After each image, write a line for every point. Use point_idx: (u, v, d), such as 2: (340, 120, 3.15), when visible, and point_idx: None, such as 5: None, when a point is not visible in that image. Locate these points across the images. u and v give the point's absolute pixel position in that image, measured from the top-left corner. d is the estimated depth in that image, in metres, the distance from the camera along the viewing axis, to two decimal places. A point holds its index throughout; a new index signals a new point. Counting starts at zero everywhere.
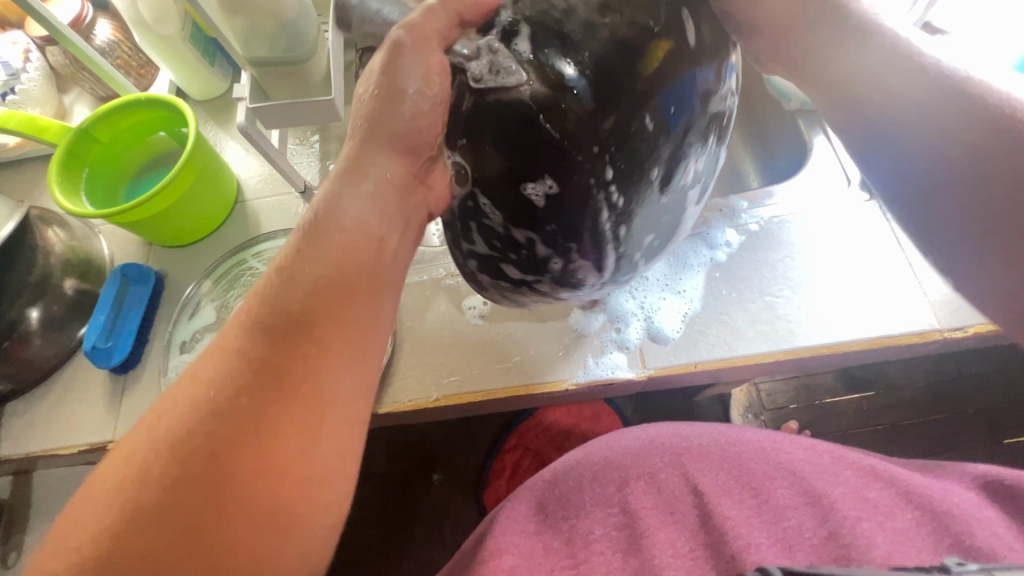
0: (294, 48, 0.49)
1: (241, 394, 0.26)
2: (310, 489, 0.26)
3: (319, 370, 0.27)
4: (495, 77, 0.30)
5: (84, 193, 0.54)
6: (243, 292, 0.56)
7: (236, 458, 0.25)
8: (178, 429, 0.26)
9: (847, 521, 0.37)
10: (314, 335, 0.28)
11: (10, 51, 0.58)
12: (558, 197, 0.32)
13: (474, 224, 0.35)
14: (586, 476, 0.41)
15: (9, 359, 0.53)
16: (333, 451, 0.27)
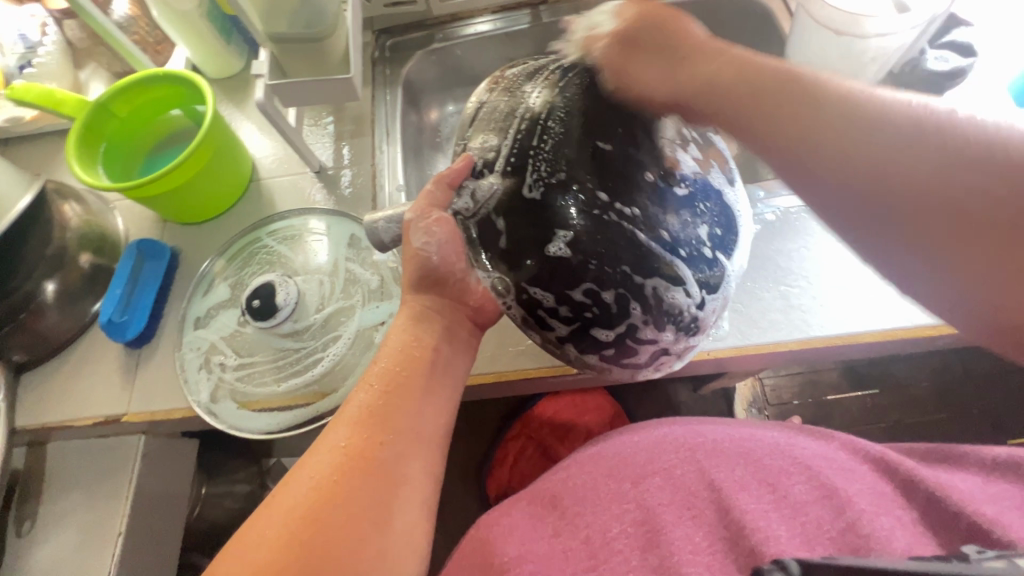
0: (314, 26, 0.49)
1: (367, 416, 0.35)
2: (415, 474, 0.34)
3: (421, 383, 0.37)
4: (482, 204, 0.38)
5: (101, 167, 0.54)
6: (258, 270, 0.56)
7: (366, 466, 0.33)
8: (322, 456, 0.34)
9: (864, 513, 0.37)
10: (410, 362, 0.38)
11: (28, 25, 0.58)
12: (587, 240, 0.35)
13: (543, 311, 0.38)
14: (604, 473, 0.42)
15: (25, 331, 0.53)
16: (433, 436, 0.36)
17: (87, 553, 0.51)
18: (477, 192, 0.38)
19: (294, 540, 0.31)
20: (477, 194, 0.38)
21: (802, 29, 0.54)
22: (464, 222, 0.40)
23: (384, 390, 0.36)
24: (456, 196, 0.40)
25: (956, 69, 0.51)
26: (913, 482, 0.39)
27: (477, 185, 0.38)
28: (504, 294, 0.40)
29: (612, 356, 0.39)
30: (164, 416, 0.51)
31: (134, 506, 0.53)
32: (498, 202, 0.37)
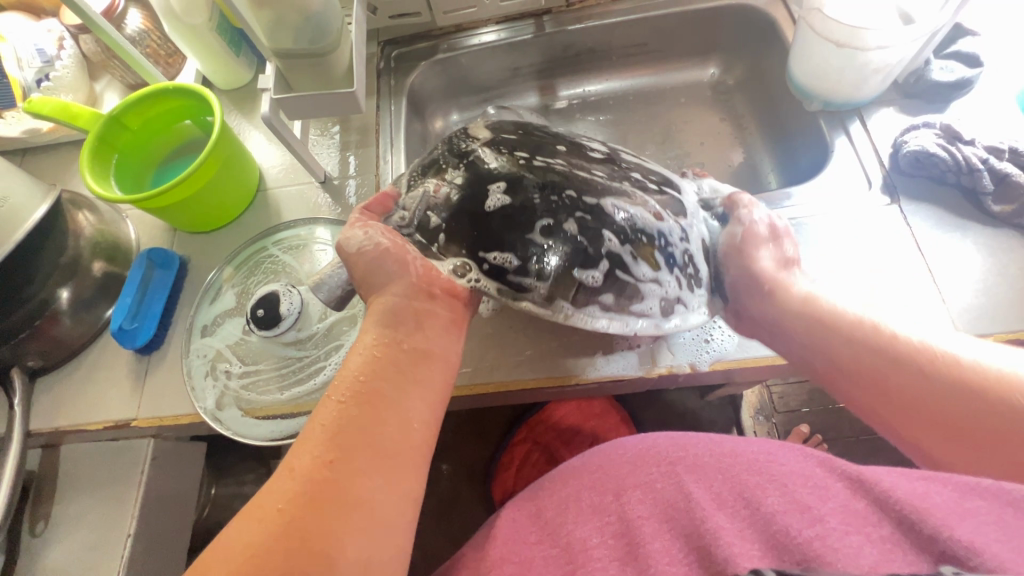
0: (319, 41, 0.50)
1: (335, 420, 0.35)
2: (377, 481, 0.33)
3: (384, 390, 0.37)
4: (420, 204, 0.43)
5: (113, 179, 0.56)
6: (264, 279, 0.57)
7: (324, 472, 0.33)
8: (287, 463, 0.34)
9: (831, 534, 0.35)
10: (378, 369, 0.38)
11: (45, 39, 0.60)
12: (540, 203, 0.40)
13: (529, 273, 0.40)
14: (585, 486, 0.42)
15: (40, 338, 0.54)
16: (399, 446, 0.35)
17: (96, 553, 0.52)
18: (422, 202, 0.42)
19: (248, 555, 0.30)
20: (421, 212, 0.43)
21: (804, 40, 0.54)
22: (413, 236, 0.43)
23: (350, 399, 0.36)
24: (392, 212, 0.45)
25: (962, 79, 0.51)
26: (886, 499, 0.36)
27: (415, 196, 0.43)
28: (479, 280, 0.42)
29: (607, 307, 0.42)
30: (172, 421, 0.52)
31: (143, 507, 0.54)
32: (434, 205, 0.42)
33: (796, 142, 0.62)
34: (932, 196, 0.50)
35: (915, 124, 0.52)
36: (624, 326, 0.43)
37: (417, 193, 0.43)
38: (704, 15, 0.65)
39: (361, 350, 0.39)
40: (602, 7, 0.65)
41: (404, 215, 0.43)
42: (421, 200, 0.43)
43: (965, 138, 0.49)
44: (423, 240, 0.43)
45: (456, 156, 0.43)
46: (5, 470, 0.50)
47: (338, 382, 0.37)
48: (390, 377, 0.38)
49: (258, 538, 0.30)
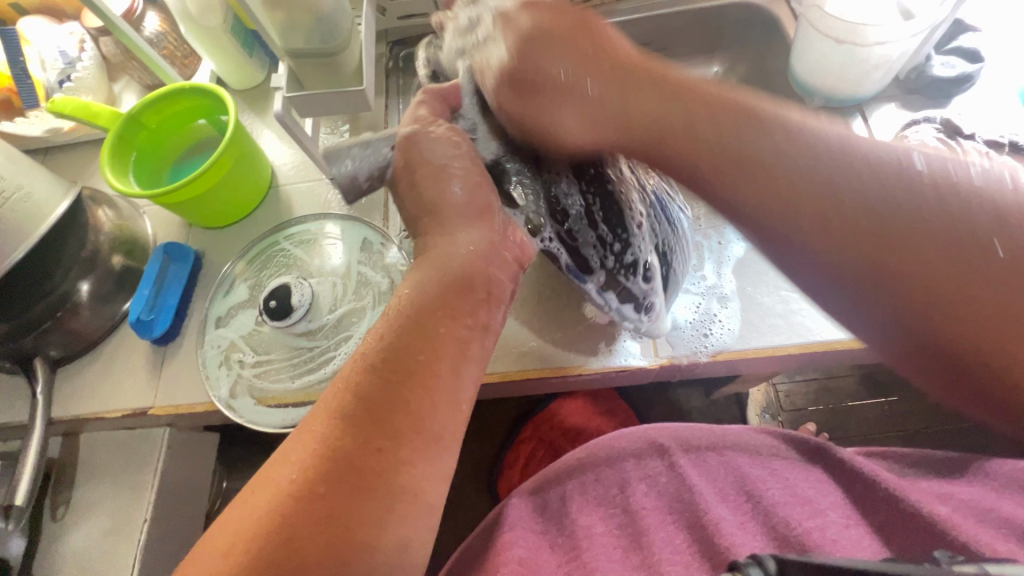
0: (329, 41, 0.51)
1: (382, 395, 0.34)
2: (421, 470, 0.34)
3: (437, 367, 0.36)
4: (482, 121, 0.44)
5: (131, 175, 0.58)
6: (275, 272, 0.59)
7: (370, 454, 0.33)
8: (334, 431, 0.34)
9: (831, 525, 0.40)
10: (428, 345, 0.36)
11: (67, 41, 0.62)
12: (591, 168, 0.43)
13: (574, 218, 0.44)
14: (591, 478, 0.45)
15: (61, 329, 0.57)
16: (443, 434, 0.35)
17: (115, 538, 0.54)
18: (483, 141, 0.44)
19: (293, 522, 0.31)
20: (486, 139, 0.44)
21: (805, 37, 0.55)
22: (483, 153, 0.44)
23: (393, 374, 0.35)
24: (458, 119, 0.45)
25: (962, 75, 0.52)
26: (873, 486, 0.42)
27: (468, 106, 0.44)
28: (531, 222, 0.44)
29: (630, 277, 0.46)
30: (187, 409, 0.54)
31: (158, 493, 0.56)
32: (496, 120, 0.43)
33: None
34: None
35: (916, 118, 0.52)
36: (616, 309, 0.48)
37: (473, 109, 0.44)
38: (707, 13, 0.66)
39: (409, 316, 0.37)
40: (606, 6, 0.66)
41: (475, 139, 0.44)
42: (478, 120, 0.44)
43: (966, 133, 0.49)
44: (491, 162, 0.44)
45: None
46: (28, 454, 0.52)
47: (376, 355, 0.36)
48: (441, 355, 0.36)
49: (308, 512, 0.31)
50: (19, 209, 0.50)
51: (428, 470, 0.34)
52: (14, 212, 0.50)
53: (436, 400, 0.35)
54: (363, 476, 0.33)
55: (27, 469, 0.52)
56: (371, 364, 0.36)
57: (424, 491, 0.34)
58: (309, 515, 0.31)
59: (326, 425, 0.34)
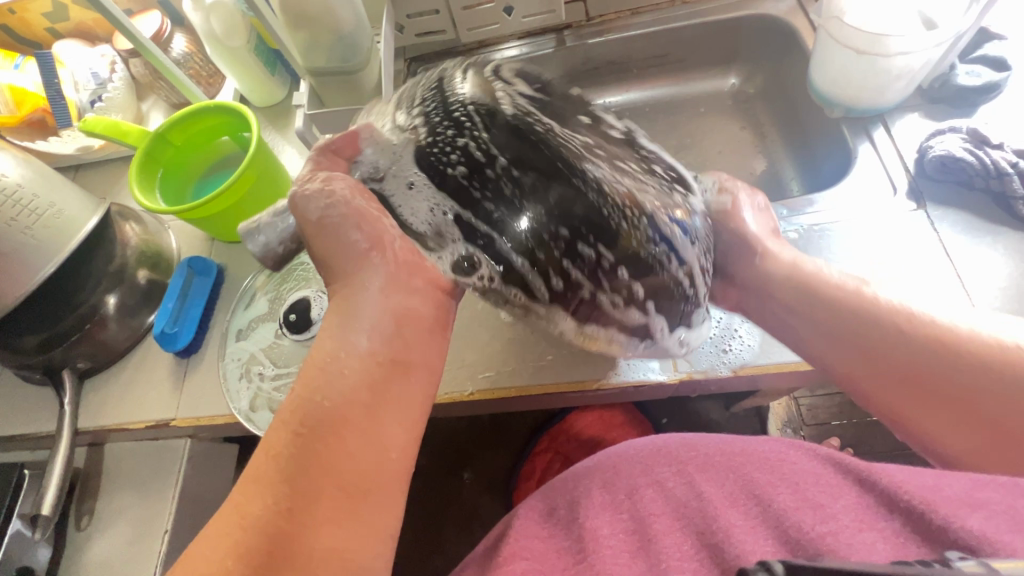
0: (350, 59, 0.52)
1: (302, 447, 0.34)
2: (346, 528, 0.32)
3: (365, 419, 0.35)
4: (393, 160, 0.42)
5: (157, 191, 0.59)
6: (294, 286, 0.60)
7: (289, 516, 0.32)
8: (258, 490, 0.33)
9: (845, 530, 0.37)
10: (343, 395, 0.35)
11: (99, 63, 0.64)
12: (530, 185, 0.39)
13: (502, 244, 0.40)
14: (597, 484, 0.43)
15: (90, 340, 0.58)
16: (370, 484, 0.34)
17: (135, 549, 0.55)
18: (410, 211, 0.42)
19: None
20: (409, 201, 0.42)
21: (825, 47, 0.54)
22: (410, 220, 0.43)
23: (330, 425, 0.34)
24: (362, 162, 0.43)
25: (989, 83, 0.51)
26: (897, 492, 0.38)
27: (381, 144, 0.42)
28: (468, 259, 0.42)
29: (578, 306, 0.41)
30: (208, 421, 0.55)
31: (180, 503, 0.56)
32: (430, 164, 0.40)
33: (817, 148, 0.62)
34: (960, 202, 0.49)
35: (941, 128, 0.51)
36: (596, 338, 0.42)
37: (393, 145, 0.42)
38: (725, 26, 0.65)
39: (344, 362, 0.36)
40: (622, 20, 0.66)
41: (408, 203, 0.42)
42: (417, 165, 0.41)
43: (994, 142, 0.49)
44: (412, 224, 0.42)
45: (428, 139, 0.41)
46: (55, 464, 0.53)
47: (318, 398, 0.35)
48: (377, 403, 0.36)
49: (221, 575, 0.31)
50: (51, 225, 0.52)
51: (359, 527, 0.33)
52: (48, 228, 0.52)
53: (369, 453, 0.34)
54: (295, 521, 0.32)
55: (54, 478, 0.53)
56: (309, 414, 0.35)
57: (346, 553, 0.32)
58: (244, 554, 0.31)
59: (256, 485, 0.33)
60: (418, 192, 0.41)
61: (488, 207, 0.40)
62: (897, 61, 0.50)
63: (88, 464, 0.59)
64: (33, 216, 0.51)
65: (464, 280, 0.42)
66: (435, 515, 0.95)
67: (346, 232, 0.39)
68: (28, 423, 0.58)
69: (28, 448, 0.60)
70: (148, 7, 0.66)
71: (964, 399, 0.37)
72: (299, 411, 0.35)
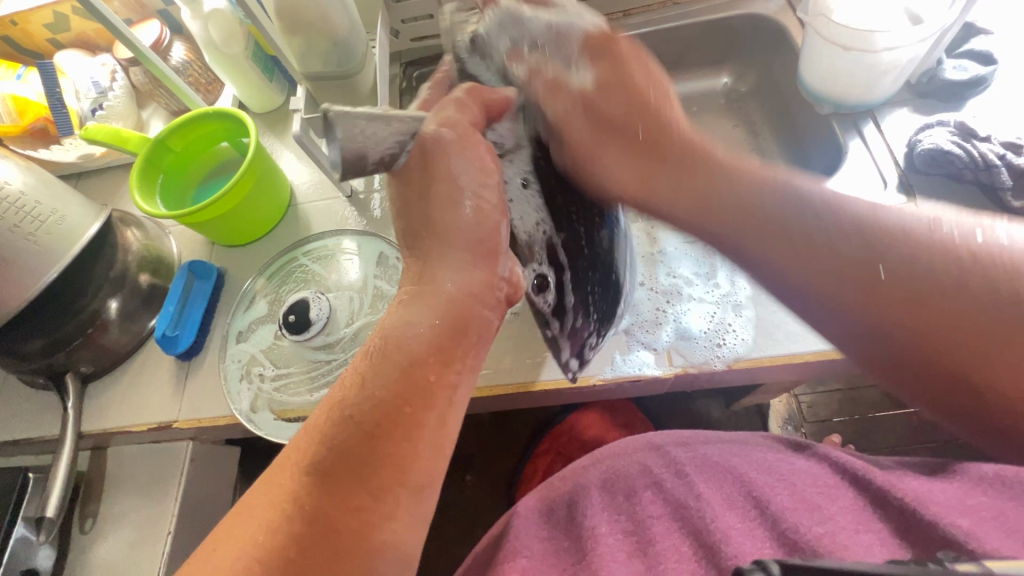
0: (346, 63, 0.54)
1: (359, 447, 0.34)
2: (401, 523, 0.34)
3: (413, 419, 0.34)
4: (518, 140, 0.46)
5: (158, 197, 0.60)
6: (294, 287, 0.61)
7: (345, 514, 0.33)
8: (312, 488, 0.33)
9: (841, 531, 0.37)
10: (407, 400, 0.35)
11: (99, 72, 0.65)
12: (586, 254, 0.50)
13: (568, 282, 0.51)
14: (594, 484, 0.43)
15: (92, 345, 0.59)
16: (424, 481, 0.35)
17: (139, 551, 0.55)
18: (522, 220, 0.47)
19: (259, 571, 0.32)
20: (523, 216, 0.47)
21: (813, 45, 0.55)
22: (516, 224, 0.46)
23: (384, 428, 0.34)
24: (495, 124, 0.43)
25: (976, 77, 0.51)
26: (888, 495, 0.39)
27: (516, 124, 0.45)
28: (539, 281, 0.51)
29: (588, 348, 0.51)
30: (210, 422, 0.55)
31: (182, 506, 0.57)
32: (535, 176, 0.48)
33: (809, 145, 0.62)
34: (948, 195, 0.50)
35: (929, 122, 0.52)
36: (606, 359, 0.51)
37: (519, 141, 0.46)
38: (715, 25, 0.66)
39: (399, 364, 0.35)
40: (614, 21, 0.67)
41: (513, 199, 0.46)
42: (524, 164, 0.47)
43: (981, 135, 0.49)
44: (518, 228, 0.47)
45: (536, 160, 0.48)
46: (59, 467, 0.54)
47: (373, 393, 0.35)
48: (431, 407, 0.35)
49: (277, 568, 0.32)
50: (55, 231, 0.53)
51: (404, 528, 0.34)
52: (51, 234, 0.53)
53: (419, 459, 0.34)
54: (338, 526, 0.33)
55: (57, 481, 0.54)
56: (357, 415, 0.34)
57: (392, 546, 0.34)
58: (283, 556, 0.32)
59: (306, 484, 0.34)
60: (527, 193, 0.47)
61: (565, 243, 0.50)
62: (883, 57, 0.50)
63: (91, 468, 0.60)
64: (36, 223, 0.52)
65: (537, 298, 0.51)
66: (437, 518, 0.95)
67: (464, 171, 0.37)
68: (32, 428, 0.59)
69: (33, 453, 0.60)
70: (147, 16, 0.67)
71: (931, 303, 0.34)
72: (347, 411, 0.35)
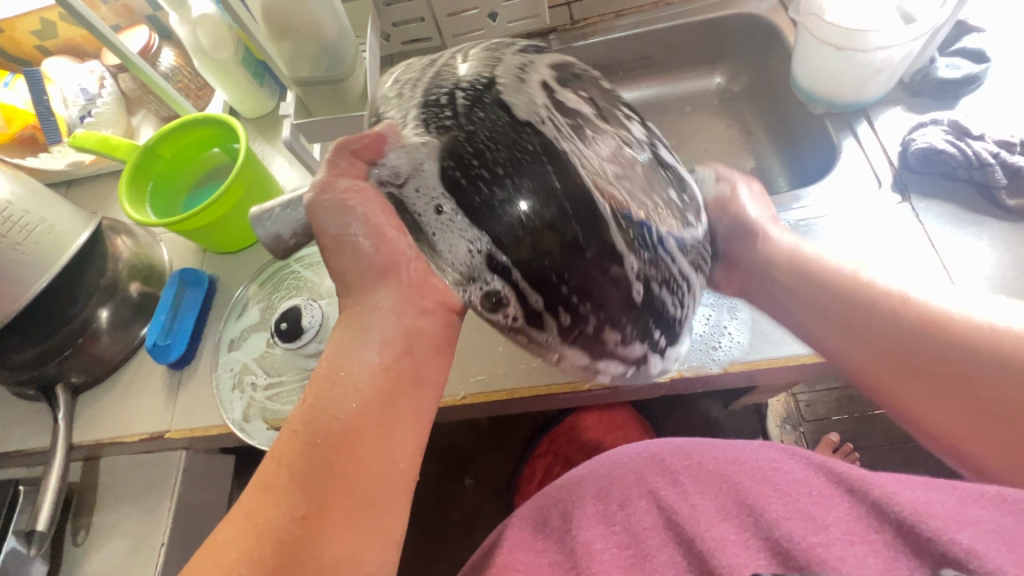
0: (335, 68, 0.53)
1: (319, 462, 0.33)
2: (364, 539, 0.33)
3: (374, 431, 0.35)
4: (415, 165, 0.37)
5: (148, 205, 0.59)
6: (287, 294, 0.60)
7: (304, 537, 0.32)
8: (268, 516, 0.32)
9: (836, 543, 0.37)
10: (359, 412, 0.35)
11: (88, 79, 0.65)
12: (541, 210, 0.34)
13: (518, 274, 0.35)
14: (591, 493, 0.43)
15: (83, 355, 0.58)
16: (384, 495, 0.35)
17: (132, 563, 0.55)
18: (446, 246, 0.37)
19: None
20: (448, 238, 0.37)
21: (806, 45, 0.54)
22: (444, 262, 0.39)
23: (345, 445, 0.34)
24: (376, 166, 0.39)
25: (969, 75, 0.51)
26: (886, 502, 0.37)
27: (403, 147, 0.37)
28: (495, 296, 0.37)
29: (610, 346, 0.38)
30: (203, 432, 0.55)
31: (175, 516, 0.56)
32: (446, 157, 0.35)
33: (803, 145, 0.62)
34: (944, 193, 0.50)
35: (923, 122, 0.52)
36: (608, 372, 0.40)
37: (414, 147, 0.36)
38: (708, 26, 0.66)
39: (358, 381, 0.36)
40: (607, 22, 0.67)
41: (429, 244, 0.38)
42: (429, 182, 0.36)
43: (975, 133, 0.49)
44: (452, 264, 0.38)
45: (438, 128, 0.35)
46: (50, 480, 0.53)
47: (332, 411, 0.35)
48: (391, 419, 0.36)
49: None
50: (42, 240, 0.53)
51: (366, 543, 0.33)
52: (39, 244, 0.52)
53: (380, 475, 0.35)
54: (306, 540, 0.32)
55: (48, 493, 0.53)
56: (318, 436, 0.34)
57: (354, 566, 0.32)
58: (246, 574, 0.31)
59: (264, 511, 0.33)
60: (441, 221, 0.37)
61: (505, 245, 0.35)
62: (878, 56, 0.50)
63: (83, 479, 0.59)
64: (23, 232, 0.51)
65: (494, 316, 0.38)
66: (436, 522, 0.95)
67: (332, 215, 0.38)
68: (23, 440, 0.58)
69: (24, 465, 0.60)
70: (136, 22, 0.67)
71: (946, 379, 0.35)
72: (309, 429, 0.35)
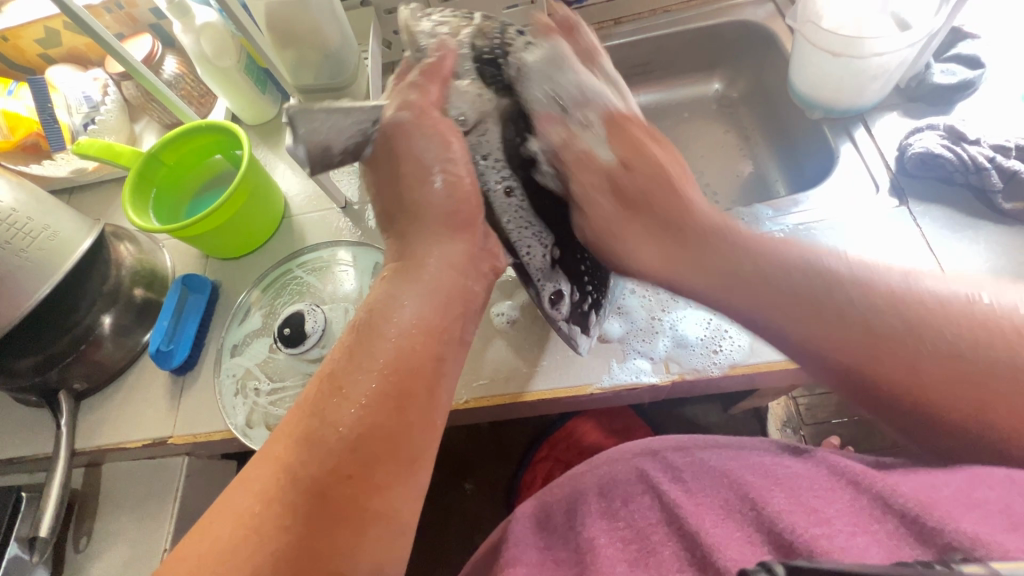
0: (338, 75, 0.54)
1: (370, 381, 0.35)
2: (399, 481, 0.34)
3: (405, 387, 0.36)
4: (484, 116, 0.41)
5: (151, 211, 0.60)
6: (289, 299, 0.60)
7: (350, 456, 0.33)
8: (312, 431, 0.34)
9: (839, 534, 0.34)
10: (416, 347, 0.37)
11: (91, 87, 0.65)
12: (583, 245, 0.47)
13: (563, 276, 0.46)
14: (593, 491, 0.44)
15: (85, 361, 0.58)
16: (423, 441, 0.36)
17: (134, 570, 0.55)
18: (526, 246, 0.45)
19: (249, 520, 0.31)
20: (524, 235, 0.44)
21: (802, 51, 0.55)
22: (501, 223, 0.44)
23: (382, 397, 0.35)
24: (451, 101, 0.41)
25: (963, 81, 0.52)
26: (891, 496, 0.35)
27: (473, 96, 0.41)
28: (556, 293, 0.46)
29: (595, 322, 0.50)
30: (204, 437, 0.55)
31: (178, 523, 0.56)
32: (517, 156, 0.42)
33: (800, 150, 0.63)
34: (941, 198, 0.50)
35: (919, 127, 0.52)
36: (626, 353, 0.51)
37: (487, 106, 0.41)
38: (705, 33, 0.67)
39: (391, 338, 0.36)
40: (605, 30, 0.67)
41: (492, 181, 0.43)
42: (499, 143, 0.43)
43: (971, 138, 0.50)
44: (526, 263, 0.45)
45: (508, 116, 0.42)
46: (52, 486, 0.53)
47: (387, 317, 0.37)
48: (422, 373, 0.36)
49: (272, 518, 0.31)
50: (45, 247, 0.53)
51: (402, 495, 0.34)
52: (42, 250, 0.52)
53: (413, 434, 0.35)
54: (353, 472, 0.33)
55: (51, 499, 0.53)
56: (353, 396, 0.34)
57: (389, 511, 0.33)
58: (280, 526, 0.31)
59: (306, 431, 0.34)
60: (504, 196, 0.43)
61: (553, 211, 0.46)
62: (872, 62, 0.51)
63: (84, 485, 0.59)
64: (27, 238, 0.52)
65: (554, 312, 0.47)
66: (437, 528, 0.94)
67: (430, 149, 0.39)
68: (24, 446, 0.58)
69: (25, 470, 0.60)
70: (139, 30, 0.67)
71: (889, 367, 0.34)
72: (341, 384, 0.35)
